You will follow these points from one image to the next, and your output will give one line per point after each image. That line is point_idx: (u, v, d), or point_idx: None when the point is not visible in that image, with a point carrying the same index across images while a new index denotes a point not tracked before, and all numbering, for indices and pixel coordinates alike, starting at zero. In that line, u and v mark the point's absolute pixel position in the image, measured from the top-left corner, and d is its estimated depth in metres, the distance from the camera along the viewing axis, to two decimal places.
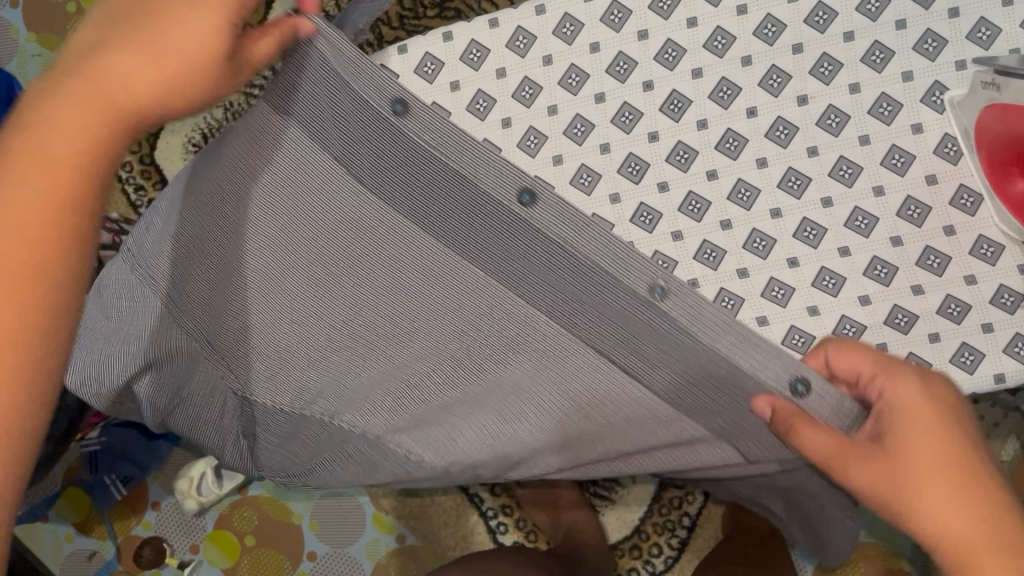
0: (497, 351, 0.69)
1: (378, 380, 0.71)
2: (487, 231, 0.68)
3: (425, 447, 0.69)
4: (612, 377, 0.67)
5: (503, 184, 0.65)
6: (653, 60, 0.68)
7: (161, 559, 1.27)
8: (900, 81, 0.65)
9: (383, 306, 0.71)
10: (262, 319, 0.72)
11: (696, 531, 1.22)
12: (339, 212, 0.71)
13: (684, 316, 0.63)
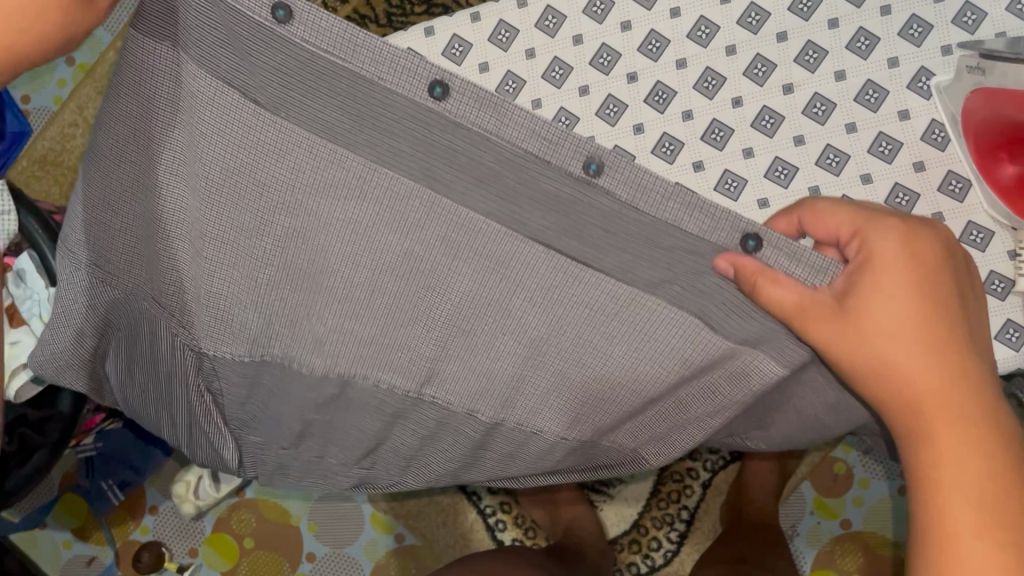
0: (439, 269, 0.60)
1: (326, 314, 0.63)
2: (407, 123, 0.52)
3: (392, 373, 0.65)
4: (555, 295, 0.59)
5: (408, 81, 0.49)
6: (637, 51, 0.67)
7: (161, 563, 1.26)
8: (886, 68, 0.64)
9: (299, 228, 0.59)
10: (191, 255, 0.63)
11: (695, 524, 1.21)
12: (242, 133, 0.57)
13: (626, 192, 0.49)
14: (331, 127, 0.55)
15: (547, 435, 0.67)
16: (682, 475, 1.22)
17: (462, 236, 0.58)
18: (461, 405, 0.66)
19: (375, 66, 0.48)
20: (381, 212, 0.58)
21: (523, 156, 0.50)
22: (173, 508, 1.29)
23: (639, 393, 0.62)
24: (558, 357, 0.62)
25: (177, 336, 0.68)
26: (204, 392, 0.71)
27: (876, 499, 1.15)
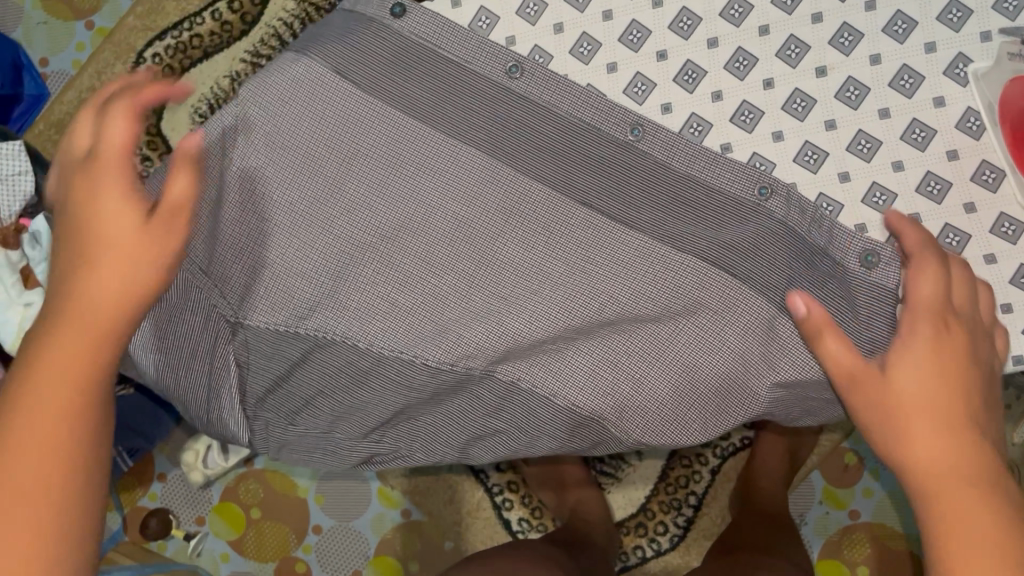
0: (491, 231, 0.68)
1: (366, 283, 0.69)
2: (480, 103, 0.68)
3: (426, 347, 0.68)
4: (593, 245, 0.66)
5: (494, 62, 0.68)
6: (667, 28, 0.66)
7: (168, 530, 1.28)
8: (923, 53, 0.63)
9: (363, 196, 0.68)
10: (266, 219, 0.69)
11: (702, 511, 1.21)
12: (336, 127, 0.68)
13: (660, 153, 0.66)
14: (418, 107, 0.68)
15: (558, 400, 0.67)
16: (691, 460, 1.21)
17: (512, 202, 0.67)
18: (480, 363, 0.68)
19: (464, 50, 0.69)
20: (449, 178, 0.67)
21: (571, 127, 0.67)
22: (181, 476, 1.30)
23: (662, 349, 0.65)
24: (583, 307, 0.66)
25: (217, 306, 0.71)
26: (235, 361, 0.73)
27: (886, 494, 1.14)
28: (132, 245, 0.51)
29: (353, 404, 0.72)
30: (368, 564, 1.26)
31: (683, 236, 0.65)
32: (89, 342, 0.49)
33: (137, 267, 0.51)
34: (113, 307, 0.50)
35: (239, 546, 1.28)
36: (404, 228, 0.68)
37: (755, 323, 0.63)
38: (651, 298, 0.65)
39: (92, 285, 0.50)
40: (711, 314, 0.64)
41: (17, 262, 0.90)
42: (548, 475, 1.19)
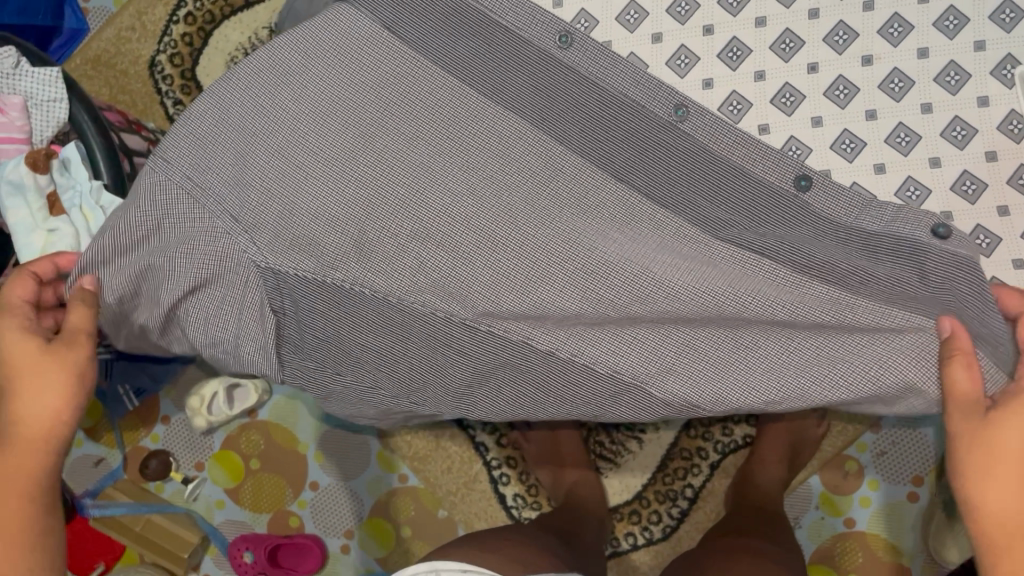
0: (529, 191, 0.67)
1: (393, 237, 0.68)
2: (522, 69, 0.69)
3: (449, 297, 0.67)
4: (630, 224, 0.65)
5: (542, 31, 0.69)
6: (715, 5, 0.66)
7: (167, 473, 1.29)
8: (971, 51, 0.62)
9: (397, 147, 0.69)
10: (295, 160, 0.69)
11: (697, 504, 1.21)
12: (384, 76, 0.70)
13: (703, 137, 0.65)
14: (467, 70, 0.69)
15: (600, 368, 0.65)
16: (691, 453, 1.21)
17: (547, 164, 0.67)
18: (518, 332, 0.66)
19: (514, 17, 0.69)
20: (490, 134, 0.68)
21: (625, 100, 0.67)
22: (184, 420, 1.32)
23: (701, 332, 0.63)
24: (622, 276, 0.64)
25: (247, 253, 0.70)
26: (269, 308, 0.71)
27: (885, 503, 1.14)
28: (29, 368, 0.63)
29: (376, 359, 0.71)
30: (360, 524, 1.27)
31: (722, 221, 0.64)
32: (32, 454, 0.61)
33: (74, 393, 0.63)
34: (46, 427, 0.62)
35: (235, 495, 1.30)
36: (434, 180, 0.68)
37: (803, 307, 0.61)
38: (698, 276, 0.62)
39: (24, 409, 0.62)
40: (759, 298, 0.61)
41: (44, 189, 0.90)
42: (547, 453, 1.20)
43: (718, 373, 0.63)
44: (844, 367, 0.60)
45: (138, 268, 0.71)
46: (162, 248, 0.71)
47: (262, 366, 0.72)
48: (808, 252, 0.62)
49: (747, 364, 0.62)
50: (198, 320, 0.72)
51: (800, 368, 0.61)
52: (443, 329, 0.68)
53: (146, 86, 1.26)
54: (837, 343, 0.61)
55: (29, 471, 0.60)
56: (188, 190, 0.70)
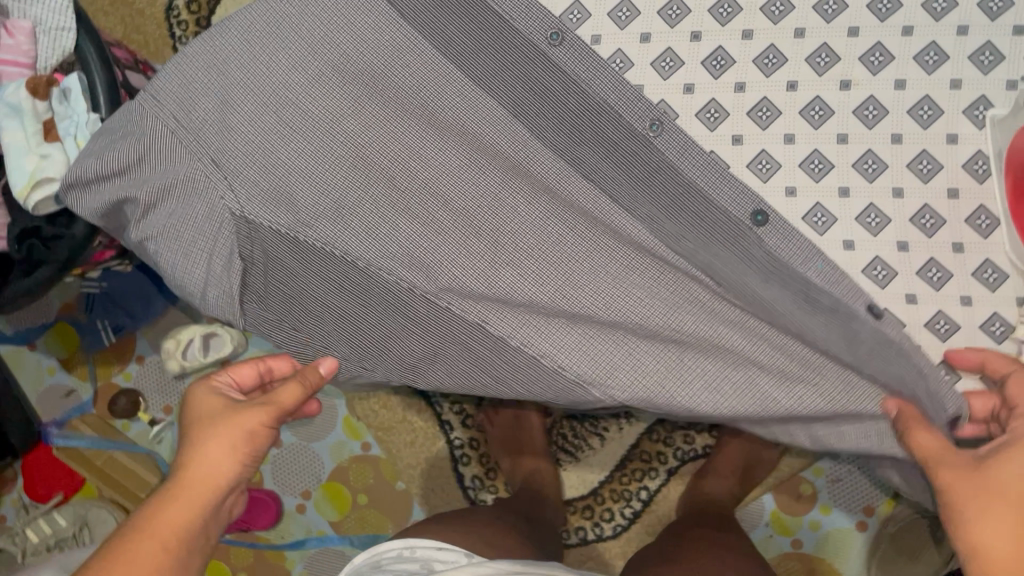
0: (503, 176, 0.69)
1: (372, 204, 0.69)
2: (512, 60, 0.68)
3: (413, 270, 0.68)
4: (593, 227, 0.68)
5: (535, 27, 0.67)
6: (706, 12, 0.67)
7: (135, 412, 1.33)
8: (947, 88, 0.63)
9: (380, 114, 0.69)
10: (278, 112, 0.70)
11: (650, 507, 1.23)
12: (375, 41, 0.70)
13: (672, 154, 0.65)
14: (456, 49, 0.70)
15: (547, 361, 0.68)
16: (650, 457, 1.23)
17: (519, 157, 0.69)
18: (473, 313, 0.68)
19: (513, 7, 0.67)
20: (475, 119, 0.69)
21: (603, 106, 0.66)
22: (158, 362, 1.35)
23: (644, 343, 0.67)
24: (579, 277, 0.67)
25: (224, 200, 0.70)
26: (238, 256, 0.71)
27: (833, 529, 1.15)
28: (215, 419, 0.58)
29: (338, 316, 0.72)
30: (319, 486, 1.29)
31: (676, 237, 0.67)
32: (190, 503, 0.53)
33: (245, 452, 0.57)
34: (214, 480, 0.55)
35: None
36: (414, 154, 0.69)
37: (733, 337, 0.65)
38: (645, 294, 0.66)
39: (198, 455, 0.55)
40: (700, 322, 0.66)
41: (42, 115, 0.92)
42: (509, 439, 1.21)
43: (658, 379, 0.66)
44: (769, 405, 0.64)
45: (111, 202, 0.71)
46: (138, 183, 0.71)
47: (222, 309, 0.74)
48: (745, 287, 0.65)
49: (682, 375, 0.66)
50: (167, 260, 0.72)
51: (727, 394, 0.65)
52: (407, 304, 0.69)
53: (159, 29, 1.27)
54: (761, 380, 0.65)
55: (182, 521, 0.52)
56: (171, 129, 0.71)
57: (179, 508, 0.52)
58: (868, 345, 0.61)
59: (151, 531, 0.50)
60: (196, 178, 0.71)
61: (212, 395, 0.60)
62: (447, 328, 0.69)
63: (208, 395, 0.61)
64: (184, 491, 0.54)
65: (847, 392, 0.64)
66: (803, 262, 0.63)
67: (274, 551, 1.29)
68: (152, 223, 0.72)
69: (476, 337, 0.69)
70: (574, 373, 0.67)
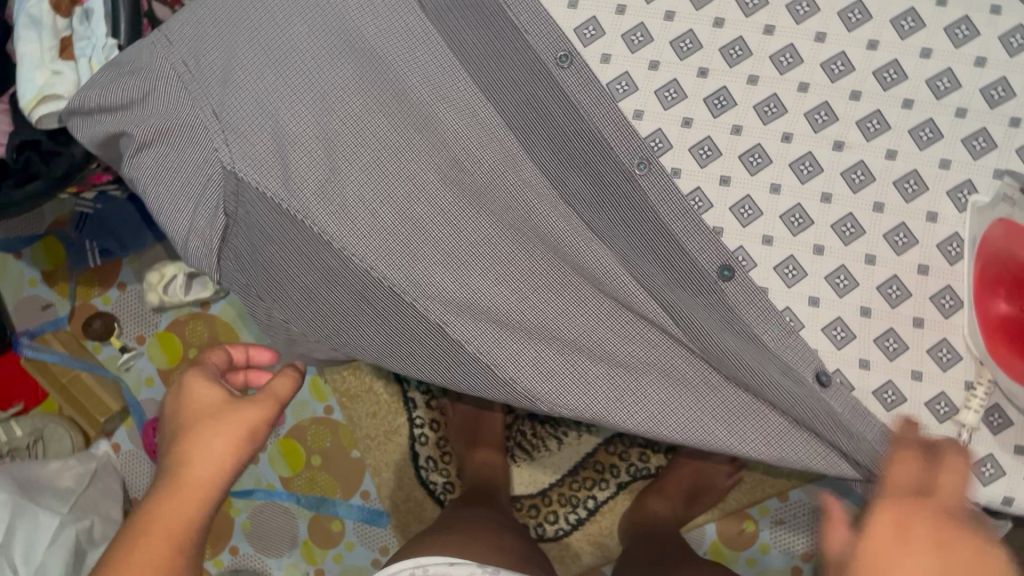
0: (490, 176, 0.69)
1: (357, 184, 0.69)
2: (516, 71, 0.70)
3: (385, 260, 0.68)
4: (568, 243, 0.69)
5: (545, 45, 0.69)
6: (717, 51, 0.68)
7: (108, 336, 1.35)
8: (936, 167, 0.65)
9: (381, 95, 0.69)
10: (283, 75, 0.70)
11: (593, 517, 1.24)
12: (389, 23, 0.70)
13: (654, 196, 0.67)
14: (466, 46, 0.70)
15: (499, 372, 0.68)
16: (603, 468, 1.24)
17: (506, 164, 0.70)
18: (435, 313, 0.68)
19: (529, 21, 0.69)
20: (468, 123, 0.70)
21: (599, 136, 0.68)
22: (138, 292, 1.36)
23: (597, 368, 0.67)
24: (546, 290, 0.68)
25: (217, 153, 0.70)
26: (222, 211, 0.72)
27: (767, 568, 1.18)
28: (213, 412, 0.60)
29: (305, 293, 0.73)
30: (275, 441, 1.30)
31: (646, 274, 0.68)
32: (188, 502, 0.55)
33: (244, 445, 0.60)
34: (213, 470, 0.58)
35: (168, 377, 1.35)
36: (407, 141, 0.69)
37: (678, 376, 0.67)
38: (607, 318, 0.68)
39: (196, 452, 0.58)
40: (647, 349, 0.67)
41: (61, 32, 0.94)
42: (468, 426, 1.22)
43: (606, 402, 0.67)
44: (710, 441, 0.67)
45: (111, 134, 0.73)
46: (138, 121, 0.73)
47: (201, 258, 0.75)
48: (704, 332, 0.66)
49: (630, 401, 0.67)
50: (160, 203, 0.74)
51: (671, 426, 0.67)
52: (372, 293, 0.70)
53: None
54: (706, 420, 0.66)
55: (183, 522, 0.54)
56: (178, 72, 0.71)
57: (185, 508, 0.55)
58: None
59: (160, 534, 0.53)
60: (191, 126, 0.71)
61: (206, 389, 0.62)
62: (407, 320, 0.69)
63: (205, 389, 0.62)
64: (187, 488, 0.56)
65: (781, 443, 0.66)
66: (761, 324, 0.65)
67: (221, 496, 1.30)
68: (144, 163, 0.74)
69: (434, 336, 0.69)
70: (525, 386, 0.67)
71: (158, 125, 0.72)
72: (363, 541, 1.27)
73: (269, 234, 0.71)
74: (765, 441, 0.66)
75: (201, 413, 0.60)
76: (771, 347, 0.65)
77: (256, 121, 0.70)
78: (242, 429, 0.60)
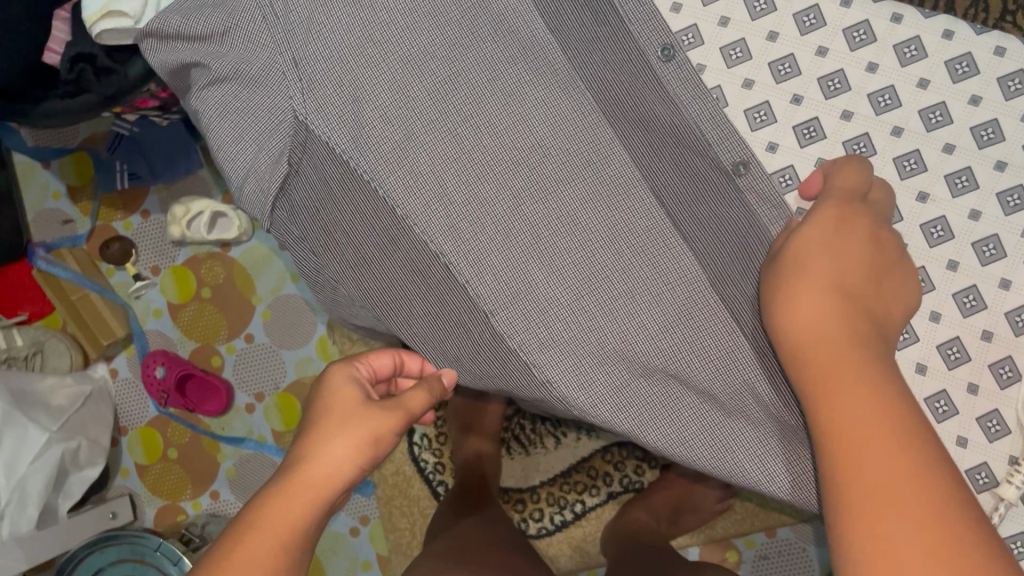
0: (561, 172, 0.67)
1: (431, 155, 0.68)
2: (614, 61, 0.68)
3: (447, 240, 0.67)
4: (642, 244, 0.65)
5: (647, 36, 0.67)
6: (814, 80, 0.66)
7: (123, 262, 1.33)
8: (1018, 235, 0.63)
9: (470, 67, 0.68)
10: (372, 31, 0.68)
11: (578, 521, 1.23)
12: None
13: (752, 198, 0.65)
14: (564, 34, 0.68)
15: (536, 374, 0.66)
16: (596, 474, 1.23)
17: (592, 154, 0.67)
18: (484, 301, 0.67)
19: (633, 9, 0.68)
20: (558, 109, 0.67)
21: (696, 135, 0.67)
22: (160, 223, 1.34)
23: (646, 376, 0.65)
24: (606, 290, 0.65)
25: (291, 101, 0.69)
26: (286, 159, 0.71)
27: None
28: (343, 413, 0.58)
29: (357, 259, 0.72)
30: (274, 393, 1.30)
31: (725, 278, 0.65)
32: (302, 501, 0.53)
33: (367, 452, 0.57)
34: (332, 472, 0.55)
35: (177, 313, 1.33)
36: (488, 120, 0.67)
37: (731, 398, 0.64)
38: (668, 327, 0.65)
39: (319, 448, 0.56)
40: (707, 368, 0.64)
41: None
42: (466, 413, 1.20)
43: (650, 412, 0.66)
44: (742, 475, 0.65)
45: (184, 63, 0.72)
46: (215, 55, 0.71)
47: (255, 204, 0.74)
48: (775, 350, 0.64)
49: (672, 415, 0.65)
50: (221, 140, 0.73)
51: (708, 451, 0.65)
52: (425, 268, 0.69)
53: None
54: (748, 452, 0.64)
55: (293, 518, 0.52)
56: (266, 12, 0.70)
57: (297, 509, 0.53)
58: None
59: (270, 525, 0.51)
60: (267, 68, 0.70)
61: (348, 387, 0.61)
62: (457, 303, 0.68)
63: (346, 386, 0.61)
64: (302, 485, 0.54)
65: None
66: None
67: (211, 440, 1.30)
68: (212, 98, 0.73)
69: (479, 322, 0.68)
70: (563, 390, 0.66)
71: (233, 62, 0.70)
72: (346, 507, 1.27)
73: (330, 187, 0.70)
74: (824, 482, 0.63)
75: (333, 411, 0.59)
76: None
77: (336, 74, 0.68)
78: (371, 435, 0.57)
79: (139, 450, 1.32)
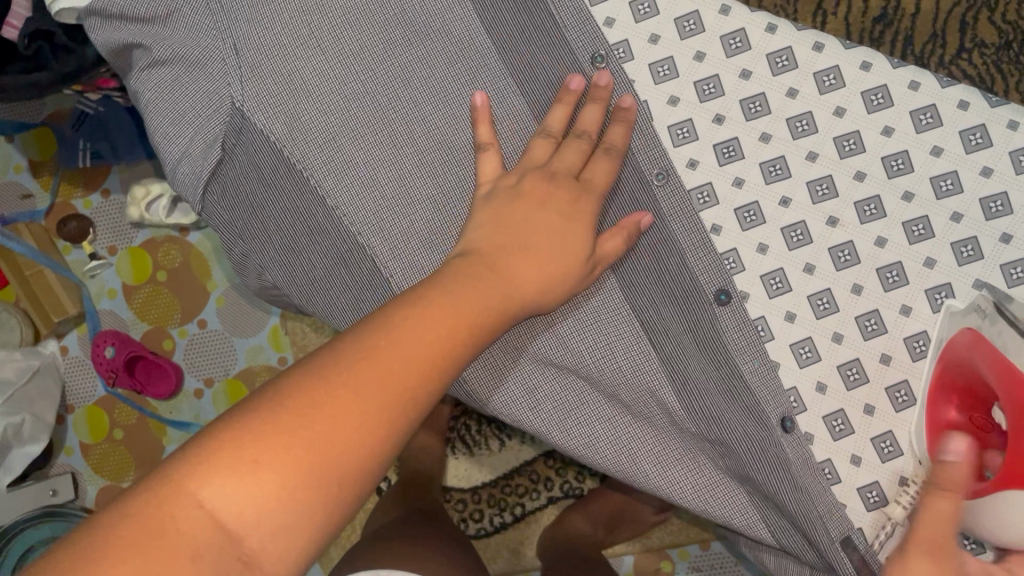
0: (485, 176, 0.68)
1: (363, 150, 0.69)
2: (549, 64, 0.69)
3: (376, 234, 0.69)
4: None
5: (582, 43, 0.69)
6: (738, 101, 0.68)
7: (80, 240, 1.33)
8: (920, 263, 0.65)
9: (406, 66, 0.69)
10: (313, 25, 0.69)
11: (517, 524, 1.25)
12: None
13: (667, 209, 0.68)
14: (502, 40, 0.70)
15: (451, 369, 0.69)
16: (537, 478, 1.23)
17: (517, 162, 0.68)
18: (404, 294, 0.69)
19: (569, 16, 0.69)
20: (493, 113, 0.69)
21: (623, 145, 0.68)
22: (121, 204, 1.34)
23: (557, 378, 0.69)
24: None
25: (229, 87, 0.70)
26: (219, 143, 0.72)
27: None
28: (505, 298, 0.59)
29: (286, 246, 0.73)
30: (223, 379, 1.30)
31: (637, 287, 0.68)
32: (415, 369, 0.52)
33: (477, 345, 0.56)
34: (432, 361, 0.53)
35: (130, 294, 1.33)
36: (420, 120, 0.69)
37: (634, 404, 0.68)
38: (580, 331, 0.67)
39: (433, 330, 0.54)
40: (615, 371, 0.67)
41: None
42: None
43: (558, 411, 0.69)
44: (638, 477, 0.68)
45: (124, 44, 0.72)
46: (156, 38, 0.72)
47: (187, 186, 0.75)
48: (677, 361, 0.67)
49: (579, 417, 0.68)
50: (158, 121, 0.74)
51: (607, 453, 0.68)
52: (352, 260, 0.70)
53: None
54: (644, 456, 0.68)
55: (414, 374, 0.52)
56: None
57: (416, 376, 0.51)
58: (759, 446, 0.65)
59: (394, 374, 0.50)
60: (208, 53, 0.71)
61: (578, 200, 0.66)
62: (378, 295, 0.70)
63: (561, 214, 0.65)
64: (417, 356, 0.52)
65: (725, 500, 0.67)
66: (745, 354, 0.66)
67: (157, 422, 1.30)
68: (151, 79, 0.74)
69: None
70: (477, 385, 0.69)
71: (175, 45, 0.71)
72: None
73: (263, 174, 0.71)
74: (718, 487, 0.67)
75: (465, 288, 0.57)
76: (750, 381, 0.65)
77: (276, 65, 0.70)
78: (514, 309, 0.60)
79: (84, 429, 1.32)
